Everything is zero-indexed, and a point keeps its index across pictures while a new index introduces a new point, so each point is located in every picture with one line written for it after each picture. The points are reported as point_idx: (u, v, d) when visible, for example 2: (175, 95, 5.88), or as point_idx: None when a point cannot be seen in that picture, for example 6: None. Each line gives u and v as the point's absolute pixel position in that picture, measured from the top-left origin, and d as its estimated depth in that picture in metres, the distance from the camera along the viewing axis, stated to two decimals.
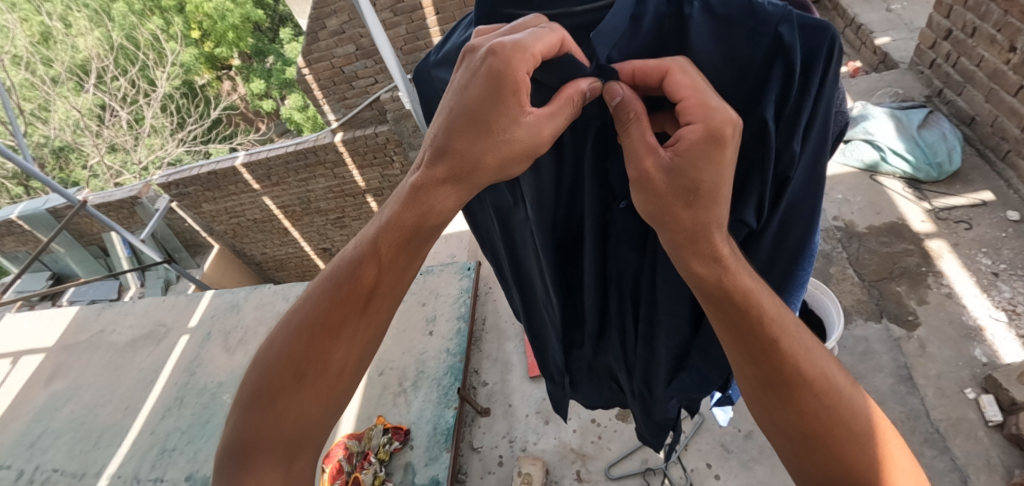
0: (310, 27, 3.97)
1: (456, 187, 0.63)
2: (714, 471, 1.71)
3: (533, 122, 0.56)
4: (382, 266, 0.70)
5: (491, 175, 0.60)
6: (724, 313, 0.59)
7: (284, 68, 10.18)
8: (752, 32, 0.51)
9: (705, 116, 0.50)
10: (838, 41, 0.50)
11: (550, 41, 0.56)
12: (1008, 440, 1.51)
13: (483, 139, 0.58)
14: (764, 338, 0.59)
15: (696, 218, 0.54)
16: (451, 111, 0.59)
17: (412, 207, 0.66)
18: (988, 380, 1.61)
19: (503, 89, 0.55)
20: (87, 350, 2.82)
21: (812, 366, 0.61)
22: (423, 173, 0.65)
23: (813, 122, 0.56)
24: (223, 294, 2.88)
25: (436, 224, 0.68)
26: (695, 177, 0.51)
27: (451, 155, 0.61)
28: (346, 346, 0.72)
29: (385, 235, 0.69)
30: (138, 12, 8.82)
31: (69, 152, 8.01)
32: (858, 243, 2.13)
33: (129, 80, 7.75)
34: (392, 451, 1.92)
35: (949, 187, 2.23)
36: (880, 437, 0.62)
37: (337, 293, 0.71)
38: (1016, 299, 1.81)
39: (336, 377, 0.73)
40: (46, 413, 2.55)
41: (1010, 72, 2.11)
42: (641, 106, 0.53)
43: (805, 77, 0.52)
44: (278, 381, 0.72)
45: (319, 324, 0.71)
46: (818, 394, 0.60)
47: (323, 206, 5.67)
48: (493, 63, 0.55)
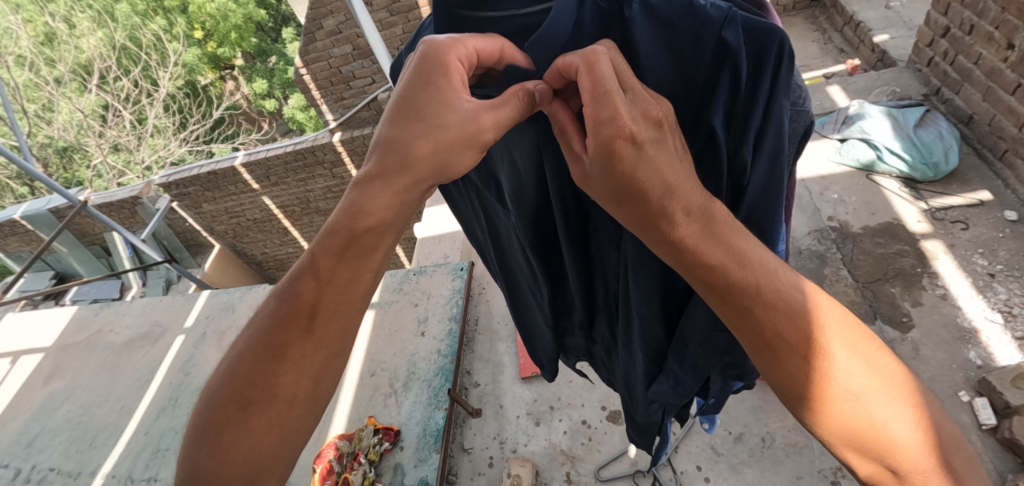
0: (308, 27, 3.96)
1: (389, 186, 0.64)
2: (704, 474, 1.70)
3: (464, 113, 0.58)
4: (321, 281, 0.70)
5: (424, 166, 0.62)
6: (698, 277, 0.55)
7: (286, 68, 10.23)
8: (696, 35, 0.54)
9: (594, 130, 0.50)
10: (786, 44, 0.50)
11: (487, 46, 0.59)
12: (1001, 444, 1.49)
13: (414, 124, 0.60)
14: (737, 302, 0.54)
15: (633, 212, 0.54)
16: (394, 106, 0.62)
17: (344, 214, 0.68)
18: (982, 384, 1.59)
19: (435, 75, 0.58)
20: (85, 350, 2.84)
21: (799, 328, 0.53)
22: (359, 180, 0.67)
23: (767, 131, 0.55)
24: (218, 294, 2.88)
25: (373, 231, 0.67)
26: (610, 182, 0.52)
27: (386, 150, 0.63)
28: (292, 369, 0.72)
29: (324, 247, 0.70)
30: (141, 13, 8.86)
31: (73, 152, 8.08)
32: (852, 244, 2.11)
33: (132, 80, 7.77)
34: (382, 452, 1.91)
35: (946, 187, 2.20)
36: (891, 388, 0.51)
37: (281, 313, 0.72)
38: (1013, 300, 1.78)
39: (288, 404, 0.72)
40: (43, 413, 2.56)
41: (1008, 70, 2.08)
42: (566, 116, 0.57)
43: (754, 83, 0.53)
44: (225, 410, 0.72)
45: (266, 345, 0.72)
46: (807, 355, 0.53)
47: (322, 206, 5.69)
48: (424, 56, 0.58)
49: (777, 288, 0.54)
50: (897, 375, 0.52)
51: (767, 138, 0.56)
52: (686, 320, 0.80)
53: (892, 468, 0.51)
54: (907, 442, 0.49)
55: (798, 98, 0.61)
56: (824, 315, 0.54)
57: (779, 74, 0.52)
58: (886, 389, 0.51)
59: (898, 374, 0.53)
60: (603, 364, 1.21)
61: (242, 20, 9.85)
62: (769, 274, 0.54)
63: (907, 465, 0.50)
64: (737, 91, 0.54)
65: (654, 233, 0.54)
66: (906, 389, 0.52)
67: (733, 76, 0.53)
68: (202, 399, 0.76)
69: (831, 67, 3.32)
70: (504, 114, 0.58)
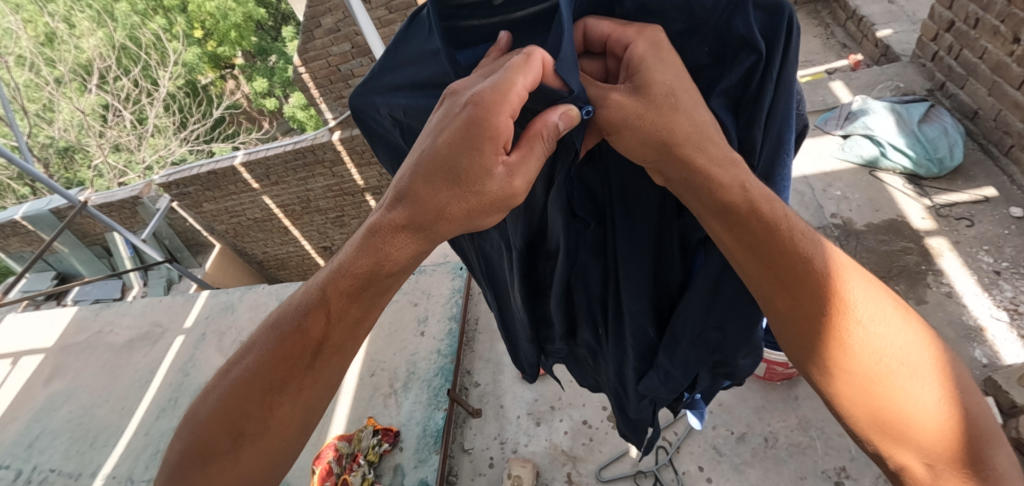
0: (305, 25, 3.94)
1: (413, 237, 0.62)
2: (706, 474, 1.68)
3: (506, 173, 0.55)
4: (330, 319, 0.69)
5: (458, 225, 0.60)
6: (750, 230, 0.53)
7: (286, 67, 10.21)
8: (694, 25, 0.56)
9: (636, 35, 0.55)
10: (795, 17, 0.53)
11: (531, 75, 0.55)
12: (1008, 444, 1.47)
13: (450, 188, 0.58)
14: (802, 259, 0.54)
15: (694, 122, 0.53)
16: (422, 158, 0.59)
17: (365, 254, 0.65)
18: (987, 383, 1.57)
19: (482, 139, 0.55)
20: (85, 351, 2.83)
21: (848, 292, 0.54)
22: (382, 218, 0.64)
23: (775, 111, 0.57)
24: (218, 294, 2.87)
25: (390, 274, 0.66)
26: (662, 82, 0.53)
27: (411, 202, 0.61)
28: (290, 403, 0.71)
29: (335, 286, 0.67)
30: (140, 12, 8.88)
31: (75, 152, 8.10)
32: (856, 241, 2.08)
33: (132, 80, 7.77)
34: (381, 453, 1.89)
35: (951, 183, 2.18)
36: (938, 370, 0.53)
37: (282, 345, 0.70)
38: (1018, 298, 1.76)
39: (281, 432, 0.73)
40: (44, 413, 2.56)
41: (1014, 64, 2.06)
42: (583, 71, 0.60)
43: (766, 57, 0.54)
44: (216, 436, 0.72)
45: (263, 377, 0.71)
46: (863, 323, 0.53)
47: (322, 205, 5.68)
48: (474, 110, 0.55)
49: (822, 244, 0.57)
50: (945, 354, 0.54)
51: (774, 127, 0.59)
52: (678, 315, 0.79)
53: (920, 451, 0.53)
54: (937, 425, 0.52)
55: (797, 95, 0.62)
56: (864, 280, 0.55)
57: (787, 56, 0.55)
58: (932, 372, 0.52)
59: (945, 350, 0.55)
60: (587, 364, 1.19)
61: (242, 19, 9.81)
62: (819, 246, 0.56)
63: (934, 448, 0.52)
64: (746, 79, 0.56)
65: (717, 144, 0.53)
66: (954, 362, 0.54)
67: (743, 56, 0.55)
68: (190, 418, 0.76)
69: (833, 63, 3.29)
70: (531, 168, 0.57)
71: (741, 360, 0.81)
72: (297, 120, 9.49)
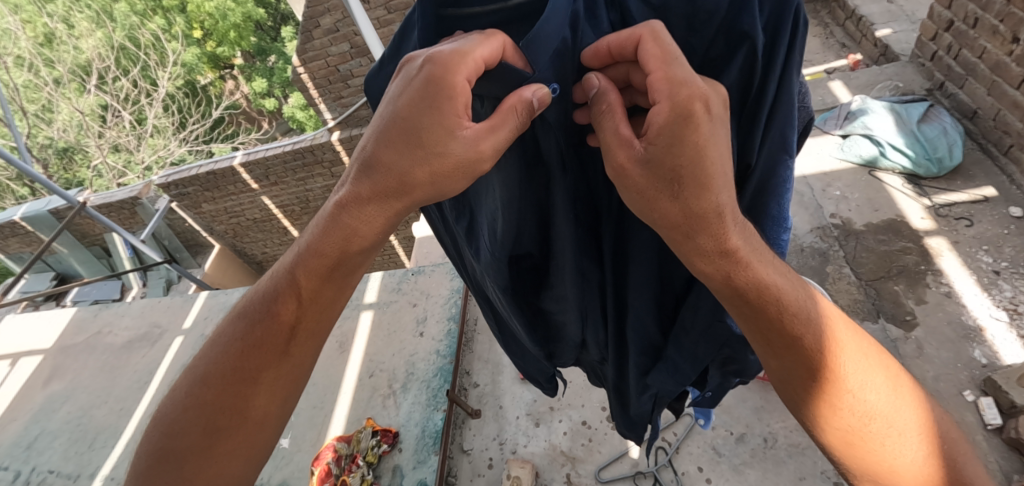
0: (304, 26, 3.94)
1: (381, 208, 0.65)
2: (705, 475, 1.68)
3: (471, 136, 0.56)
4: (303, 301, 0.73)
5: (425, 190, 0.62)
6: (754, 312, 0.59)
7: (285, 67, 10.21)
8: (696, 16, 0.55)
9: (670, 93, 0.49)
10: (801, 10, 0.52)
11: (493, 46, 0.56)
12: (1007, 445, 1.47)
13: (413, 152, 0.59)
14: (796, 335, 0.60)
15: (687, 209, 0.53)
16: (386, 123, 0.60)
17: (332, 236, 0.69)
18: (987, 383, 1.57)
19: (442, 97, 0.56)
20: (84, 352, 2.83)
21: (841, 360, 0.61)
22: (345, 200, 0.67)
23: (778, 108, 0.58)
24: (217, 295, 2.87)
25: (357, 253, 0.71)
26: (673, 165, 0.51)
27: (377, 173, 0.63)
28: (266, 390, 0.75)
29: (304, 269, 0.72)
30: (140, 13, 8.88)
31: (74, 153, 8.09)
32: (855, 241, 2.08)
33: (131, 80, 7.76)
34: (381, 454, 1.89)
35: (950, 183, 2.17)
36: (923, 433, 0.60)
37: (256, 333, 0.74)
38: (1017, 298, 1.76)
39: (259, 423, 0.76)
40: (43, 414, 2.55)
41: (1013, 64, 2.05)
42: (616, 97, 0.54)
43: (770, 52, 0.54)
44: (192, 435, 0.74)
45: (238, 367, 0.74)
46: (854, 392, 0.60)
47: (322, 205, 5.67)
48: (432, 69, 0.55)
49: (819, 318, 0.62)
50: (929, 416, 0.62)
51: (781, 121, 0.58)
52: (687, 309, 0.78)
53: None
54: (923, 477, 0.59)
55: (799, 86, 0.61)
56: (850, 347, 0.62)
57: (794, 49, 0.54)
58: (918, 434, 0.60)
59: (924, 404, 0.63)
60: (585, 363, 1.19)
61: (241, 19, 9.79)
62: (817, 317, 0.62)
63: None
64: (750, 76, 0.56)
65: (714, 235, 0.54)
66: (934, 414, 0.62)
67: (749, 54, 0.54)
68: (159, 422, 0.77)
69: (833, 62, 3.28)
70: (501, 139, 0.56)
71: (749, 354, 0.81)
72: (297, 121, 9.50)
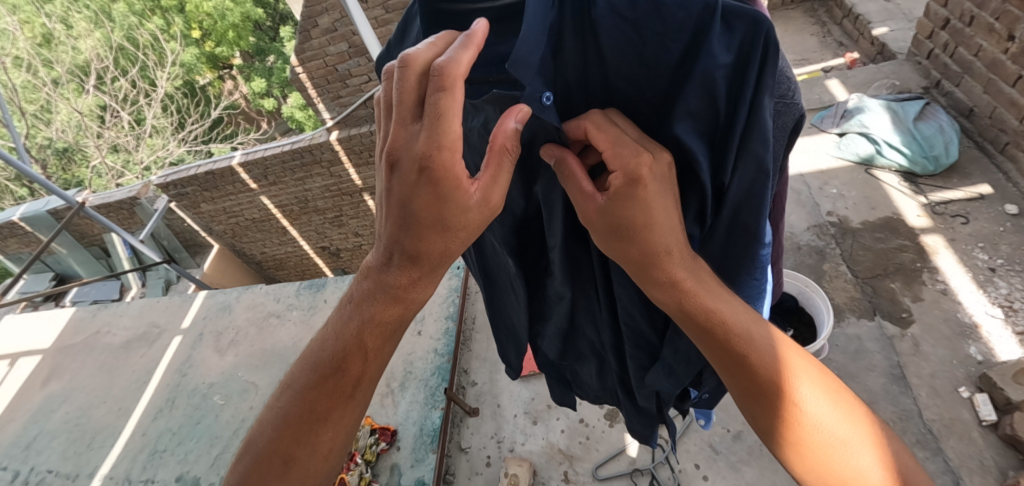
0: (302, 25, 3.94)
1: (426, 276, 0.70)
2: (702, 472, 1.68)
3: (481, 197, 0.60)
4: (368, 356, 0.79)
5: (456, 250, 0.67)
6: (697, 332, 0.64)
7: (284, 67, 10.21)
8: (667, 31, 0.53)
9: (621, 164, 0.55)
10: (773, 35, 0.48)
11: (465, 114, 0.55)
12: (1002, 441, 1.48)
13: (439, 233, 0.63)
14: (738, 353, 0.63)
15: (642, 249, 0.60)
16: (405, 214, 0.62)
17: (396, 303, 0.74)
18: (982, 379, 1.57)
19: (451, 188, 0.58)
20: (83, 351, 2.83)
21: (784, 373, 0.62)
22: (397, 273, 0.70)
23: (749, 135, 0.54)
24: (216, 294, 2.86)
25: (413, 310, 0.76)
26: (625, 217, 0.57)
27: (415, 253, 0.66)
28: (332, 431, 0.81)
29: (370, 329, 0.77)
30: (138, 13, 8.88)
31: (72, 153, 8.08)
32: (852, 239, 2.08)
33: (130, 81, 7.77)
34: (379, 452, 1.90)
35: (946, 180, 2.18)
36: (871, 441, 0.60)
37: (325, 383, 0.79)
38: (1013, 295, 1.76)
39: (324, 457, 0.82)
40: (41, 415, 2.55)
41: (1009, 62, 2.06)
42: (575, 164, 0.61)
43: (739, 74, 0.52)
44: (269, 466, 0.80)
45: (309, 411, 0.80)
46: (791, 401, 0.61)
47: (320, 205, 5.67)
48: (436, 173, 0.57)
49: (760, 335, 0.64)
50: (874, 425, 0.61)
51: (752, 148, 0.55)
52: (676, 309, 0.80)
53: None
54: None
55: (784, 90, 0.56)
56: (790, 359, 0.63)
57: (765, 74, 0.50)
58: (865, 442, 0.59)
59: (879, 427, 0.61)
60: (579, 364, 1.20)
61: (240, 19, 9.79)
62: (758, 334, 0.64)
63: None
64: (715, 97, 0.54)
65: (673, 268, 0.61)
66: (890, 440, 0.61)
67: (710, 79, 0.52)
68: (243, 452, 0.84)
69: (830, 61, 3.29)
70: (503, 182, 0.62)
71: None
72: (296, 120, 9.51)
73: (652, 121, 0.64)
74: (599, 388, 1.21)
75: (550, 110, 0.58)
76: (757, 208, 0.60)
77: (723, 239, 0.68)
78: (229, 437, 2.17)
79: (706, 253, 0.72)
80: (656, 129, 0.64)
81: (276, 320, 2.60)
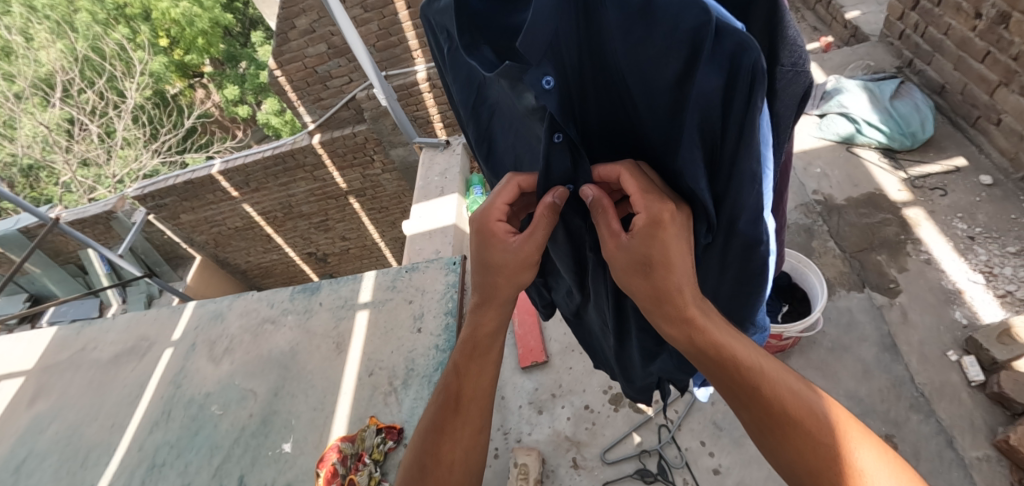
0: (280, 27, 3.87)
1: (494, 311, 0.89)
2: (708, 449, 1.72)
3: (518, 248, 0.77)
4: (463, 375, 0.93)
5: (510, 289, 0.84)
6: (704, 364, 0.68)
7: (257, 73, 9.99)
8: (667, 49, 0.49)
9: (646, 209, 0.62)
10: (761, 66, 0.43)
11: (507, 192, 0.78)
12: (990, 399, 1.55)
13: (491, 276, 0.83)
14: (745, 383, 0.65)
15: (656, 286, 0.65)
16: (475, 267, 0.86)
17: (475, 331, 0.92)
18: (968, 342, 1.65)
19: (494, 245, 0.80)
20: (69, 369, 2.74)
21: (801, 408, 0.64)
22: (476, 311, 0.92)
23: (744, 155, 0.51)
24: (206, 304, 2.81)
25: (494, 341, 0.92)
26: (646, 254, 0.63)
27: (485, 291, 0.87)
28: (451, 441, 0.91)
29: (462, 353, 0.94)
30: (102, 21, 8.63)
31: (39, 170, 7.81)
32: (838, 216, 2.14)
33: (97, 92, 7.53)
34: (386, 451, 1.89)
35: (923, 155, 2.27)
36: (882, 468, 0.60)
37: (440, 402, 0.95)
38: (992, 261, 1.85)
39: (448, 468, 0.91)
40: (29, 436, 2.48)
41: (977, 39, 2.14)
42: (608, 201, 0.66)
43: (731, 92, 0.48)
44: (410, 472, 0.94)
45: (434, 427, 0.94)
46: (807, 431, 0.63)
47: (305, 210, 5.58)
48: (481, 235, 0.81)
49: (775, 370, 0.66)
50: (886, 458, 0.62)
51: (746, 166, 0.52)
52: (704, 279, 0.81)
53: None
54: None
55: (794, 57, 0.48)
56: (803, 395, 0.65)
57: (755, 95, 0.45)
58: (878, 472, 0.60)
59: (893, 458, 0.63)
60: (591, 330, 1.25)
61: (208, 25, 9.53)
62: (763, 366, 0.66)
63: None
64: (710, 114, 0.51)
65: (685, 304, 0.65)
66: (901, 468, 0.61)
67: (704, 97, 0.49)
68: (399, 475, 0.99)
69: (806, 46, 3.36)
70: (539, 241, 0.75)
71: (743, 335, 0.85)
72: (272, 126, 9.35)
73: (649, 118, 0.61)
74: (608, 356, 1.27)
75: (550, 95, 0.56)
76: (754, 214, 0.56)
77: (728, 247, 0.66)
78: (230, 446, 2.13)
79: (712, 254, 0.71)
80: (660, 128, 0.61)
81: (270, 328, 2.55)
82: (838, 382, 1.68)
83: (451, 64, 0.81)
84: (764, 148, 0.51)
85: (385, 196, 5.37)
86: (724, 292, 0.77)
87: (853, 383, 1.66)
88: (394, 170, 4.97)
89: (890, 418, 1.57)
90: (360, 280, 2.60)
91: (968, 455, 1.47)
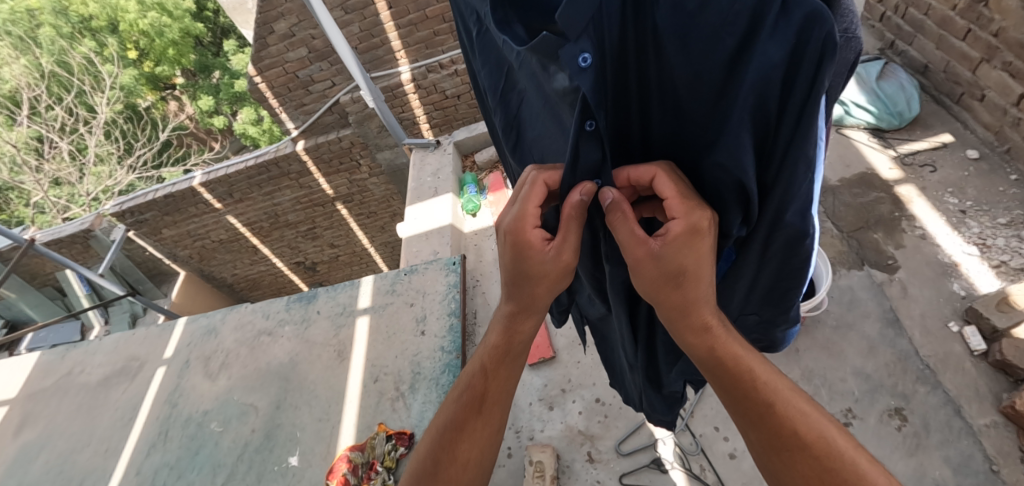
0: (258, 33, 3.78)
1: (527, 317, 0.88)
2: (722, 433, 1.72)
3: (553, 256, 0.74)
4: (488, 376, 0.91)
5: (545, 297, 0.82)
6: (717, 377, 0.70)
7: (232, 82, 9.76)
8: (720, 25, 0.48)
9: (684, 216, 0.61)
10: (833, 37, 0.43)
11: (535, 194, 0.75)
12: (993, 367, 1.58)
13: (524, 284, 0.81)
14: (759, 401, 0.67)
15: (684, 297, 0.65)
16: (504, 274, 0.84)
17: (500, 331, 0.90)
18: (969, 312, 1.68)
19: (524, 252, 0.77)
20: (55, 395, 2.63)
21: (812, 435, 0.64)
22: (506, 318, 0.89)
23: (802, 135, 0.51)
24: (197, 319, 2.72)
25: (520, 345, 0.91)
26: (678, 264, 0.63)
27: (517, 299, 0.85)
28: (469, 441, 0.89)
29: (488, 355, 0.92)
30: (67, 35, 8.35)
31: (9, 191, 7.53)
32: (833, 197, 2.17)
33: (66, 108, 7.29)
34: (398, 458, 1.86)
35: (911, 133, 2.31)
36: None
37: (461, 399, 0.93)
38: (984, 233, 1.89)
39: (462, 467, 0.88)
40: (18, 467, 2.37)
41: (958, 17, 2.19)
42: (628, 206, 0.64)
43: (793, 67, 0.47)
44: (422, 467, 0.90)
45: (451, 427, 0.90)
46: (815, 457, 0.64)
47: (291, 219, 5.47)
48: (510, 240, 0.77)
49: (790, 390, 0.68)
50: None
51: (802, 149, 0.52)
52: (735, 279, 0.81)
53: None
54: None
55: (845, 23, 0.49)
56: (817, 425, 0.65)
57: (822, 71, 0.45)
58: None
59: None
60: (607, 330, 1.23)
61: (179, 35, 9.28)
62: (777, 385, 0.68)
63: None
64: (766, 94, 0.51)
65: (705, 310, 0.67)
66: None
67: (763, 75, 0.49)
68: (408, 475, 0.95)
69: None
70: (571, 244, 0.73)
71: (776, 330, 0.87)
72: (250, 136, 9.17)
73: (690, 103, 0.61)
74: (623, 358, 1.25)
75: (586, 73, 0.54)
76: (802, 204, 0.57)
77: (770, 240, 0.66)
78: (233, 464, 2.07)
79: (749, 250, 0.71)
80: (702, 114, 0.61)
81: (267, 338, 2.50)
82: (845, 359, 1.70)
83: (480, 50, 0.83)
84: (818, 128, 0.51)
85: (373, 200, 5.29)
86: (760, 285, 0.78)
87: (860, 359, 1.68)
88: (382, 174, 4.91)
89: (899, 391, 1.59)
90: (358, 286, 2.56)
91: (976, 422, 1.49)
